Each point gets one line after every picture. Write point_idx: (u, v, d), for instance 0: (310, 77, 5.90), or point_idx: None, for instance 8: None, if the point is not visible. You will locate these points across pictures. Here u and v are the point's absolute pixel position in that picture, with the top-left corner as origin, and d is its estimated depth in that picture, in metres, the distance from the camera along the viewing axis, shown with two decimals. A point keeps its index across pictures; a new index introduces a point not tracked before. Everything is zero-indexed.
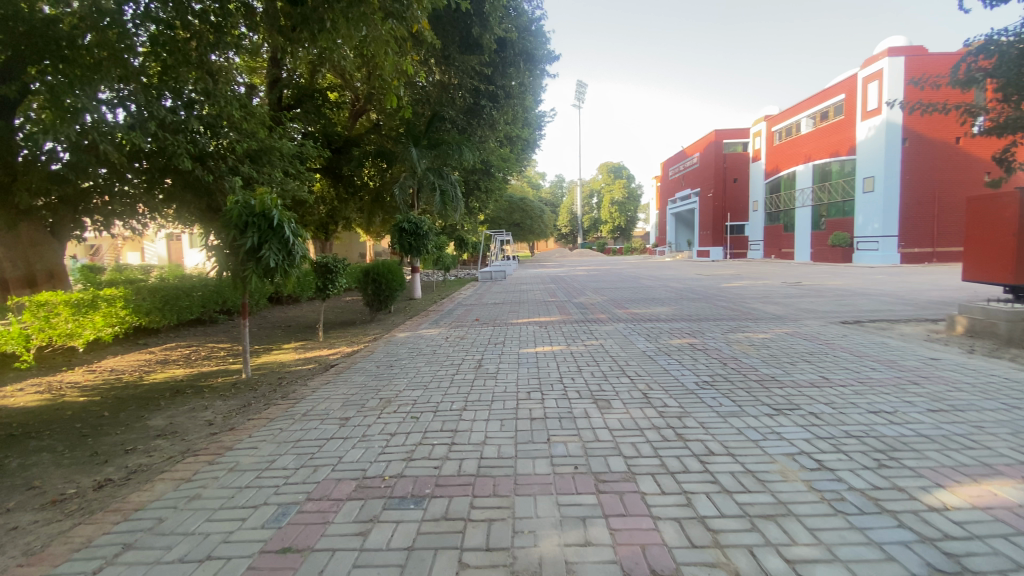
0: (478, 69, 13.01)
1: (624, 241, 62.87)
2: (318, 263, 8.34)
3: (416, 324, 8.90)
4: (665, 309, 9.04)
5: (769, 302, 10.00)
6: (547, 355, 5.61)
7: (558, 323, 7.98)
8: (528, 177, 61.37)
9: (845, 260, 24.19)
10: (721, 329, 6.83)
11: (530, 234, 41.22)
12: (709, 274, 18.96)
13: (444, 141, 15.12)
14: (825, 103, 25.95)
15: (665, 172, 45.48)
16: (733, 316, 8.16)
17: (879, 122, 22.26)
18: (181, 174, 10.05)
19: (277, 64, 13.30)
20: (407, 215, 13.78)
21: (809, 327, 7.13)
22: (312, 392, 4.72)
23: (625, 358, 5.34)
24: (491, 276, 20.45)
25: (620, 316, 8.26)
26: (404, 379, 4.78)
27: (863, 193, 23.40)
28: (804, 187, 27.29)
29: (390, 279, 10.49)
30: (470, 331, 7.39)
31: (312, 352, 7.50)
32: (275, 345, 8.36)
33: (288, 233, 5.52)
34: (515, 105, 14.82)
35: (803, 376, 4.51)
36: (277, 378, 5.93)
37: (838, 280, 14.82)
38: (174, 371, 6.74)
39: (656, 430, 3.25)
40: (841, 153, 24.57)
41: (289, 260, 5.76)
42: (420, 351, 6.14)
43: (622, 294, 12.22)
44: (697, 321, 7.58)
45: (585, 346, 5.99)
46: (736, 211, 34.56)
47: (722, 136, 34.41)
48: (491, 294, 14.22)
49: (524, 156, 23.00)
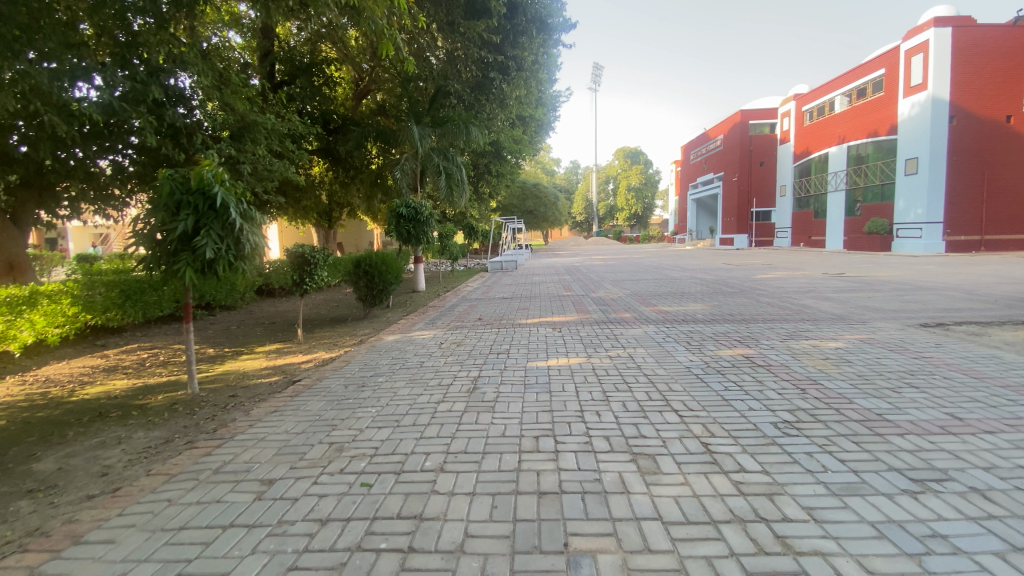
0: (485, 37, 11.68)
1: (640, 229, 61.05)
2: (292, 252, 7.07)
3: (411, 323, 7.70)
4: (700, 307, 7.74)
5: (820, 299, 8.54)
6: (559, 370, 4.36)
7: (574, 324, 6.69)
8: (543, 164, 59.89)
9: (883, 248, 22.46)
10: (777, 335, 5.53)
11: (544, 222, 39.93)
12: (739, 264, 17.55)
13: (449, 118, 13.81)
14: (863, 79, 24.03)
15: (686, 157, 43.50)
16: (785, 317, 6.79)
17: (924, 98, 20.40)
18: (156, 159, 8.98)
19: (268, 33, 12.14)
20: (405, 199, 12.51)
21: (886, 333, 5.75)
22: (247, 426, 3.54)
23: (665, 377, 4.08)
24: (501, 266, 19.20)
25: (649, 317, 6.94)
26: (372, 410, 3.59)
27: (904, 176, 21.57)
28: (838, 170, 25.48)
29: (384, 270, 9.33)
30: (469, 335, 6.13)
31: (283, 359, 6.28)
32: (247, 348, 7.24)
33: (234, 215, 4.34)
34: (527, 79, 13.43)
35: (920, 415, 3.22)
36: (227, 395, 4.76)
37: (887, 271, 13.30)
38: (115, 383, 5.64)
39: (740, 529, 2.02)
40: (881, 132, 22.72)
41: (235, 251, 4.53)
42: (403, 363, 4.93)
43: (646, 287, 10.92)
44: (743, 323, 6.28)
45: (611, 359, 4.72)
46: (762, 196, 32.75)
47: (747, 116, 32.57)
48: (500, 286, 12.97)
49: (538, 138, 21.60)
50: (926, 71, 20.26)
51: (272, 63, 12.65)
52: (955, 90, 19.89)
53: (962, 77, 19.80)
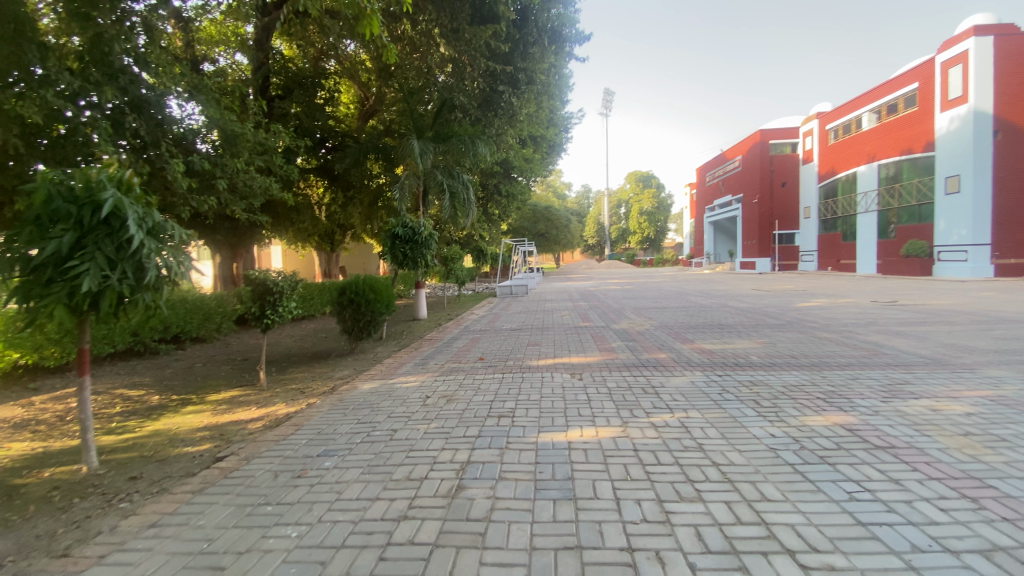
0: (492, 45, 10.59)
1: (653, 252, 59.53)
2: (251, 281, 5.78)
3: (397, 363, 6.38)
4: (750, 345, 6.34)
5: (893, 336, 7.06)
6: (580, 452, 3.04)
7: (597, 369, 5.29)
8: (554, 188, 59.11)
9: (923, 272, 20.80)
10: (874, 394, 4.12)
11: (556, 245, 38.72)
12: (771, 290, 16.03)
13: (453, 133, 12.67)
14: (892, 95, 22.88)
15: (702, 179, 42.22)
16: (865, 362, 5.36)
17: (965, 111, 19.11)
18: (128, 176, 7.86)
19: (261, 43, 11.20)
20: (401, 219, 11.35)
21: (1015, 387, 4.32)
22: (98, 560, 2.25)
23: (745, 471, 2.74)
24: (511, 292, 17.90)
25: (691, 361, 5.52)
26: (293, 534, 2.29)
27: (943, 195, 20.13)
28: (868, 190, 24.01)
29: (373, 299, 8.07)
30: (463, 385, 4.76)
31: (229, 414, 4.98)
32: (198, 394, 5.95)
33: (131, 229, 3.15)
34: (538, 92, 12.33)
35: None
36: (128, 479, 3.45)
37: (946, 299, 11.74)
38: (12, 448, 4.37)
39: None
40: (917, 149, 21.36)
41: (133, 279, 3.30)
42: (369, 433, 3.59)
43: (675, 317, 9.52)
44: (816, 372, 4.87)
45: (658, 432, 3.35)
46: (785, 218, 31.28)
47: (767, 136, 31.44)
48: (509, 315, 11.66)
49: (549, 158, 20.53)
50: (965, 83, 19.02)
51: (266, 75, 11.68)
52: (999, 102, 18.56)
53: (1005, 89, 18.49)
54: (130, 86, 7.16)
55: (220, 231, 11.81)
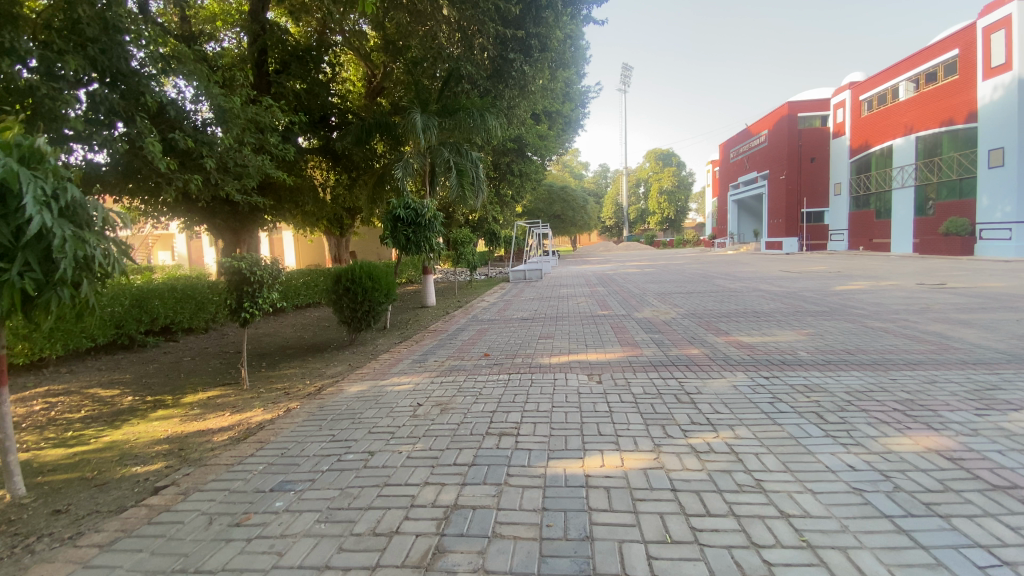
0: (501, 7, 9.63)
1: (673, 233, 58.10)
2: (225, 270, 5.14)
3: (393, 360, 5.70)
4: (794, 338, 5.52)
5: (956, 325, 6.15)
6: (601, 492, 2.33)
7: (620, 369, 4.56)
8: (570, 169, 57.80)
9: (964, 252, 19.44)
10: (968, 407, 3.31)
11: (572, 227, 37.88)
12: (803, 272, 15.03)
13: (461, 107, 11.81)
14: (930, 62, 21.31)
15: (725, 156, 40.63)
16: (937, 360, 4.49)
17: (1008, 80, 17.66)
18: (112, 158, 7.27)
19: (257, 15, 10.63)
20: (404, 200, 10.65)
21: None
22: None
23: (830, 531, 2.01)
24: (526, 276, 17.17)
25: (728, 359, 4.72)
26: None
27: (987, 169, 18.72)
28: (905, 165, 22.53)
29: (371, 286, 7.40)
30: (462, 390, 4.07)
31: (196, 423, 4.35)
32: (173, 396, 5.34)
33: (29, 211, 2.48)
34: (551, 61, 11.41)
35: None
36: (49, 513, 2.81)
37: (1002, 281, 10.64)
38: None
39: None
40: (957, 120, 19.85)
41: (41, 272, 2.69)
42: (341, 456, 2.92)
43: (704, 304, 8.68)
44: (883, 374, 4.07)
45: (701, 461, 2.61)
46: (813, 195, 29.81)
47: (796, 109, 29.85)
48: (521, 301, 10.95)
49: (566, 136, 19.60)
50: (1007, 50, 17.57)
51: (263, 48, 11.02)
52: None
53: None
54: (100, 55, 6.48)
55: (220, 214, 11.31)
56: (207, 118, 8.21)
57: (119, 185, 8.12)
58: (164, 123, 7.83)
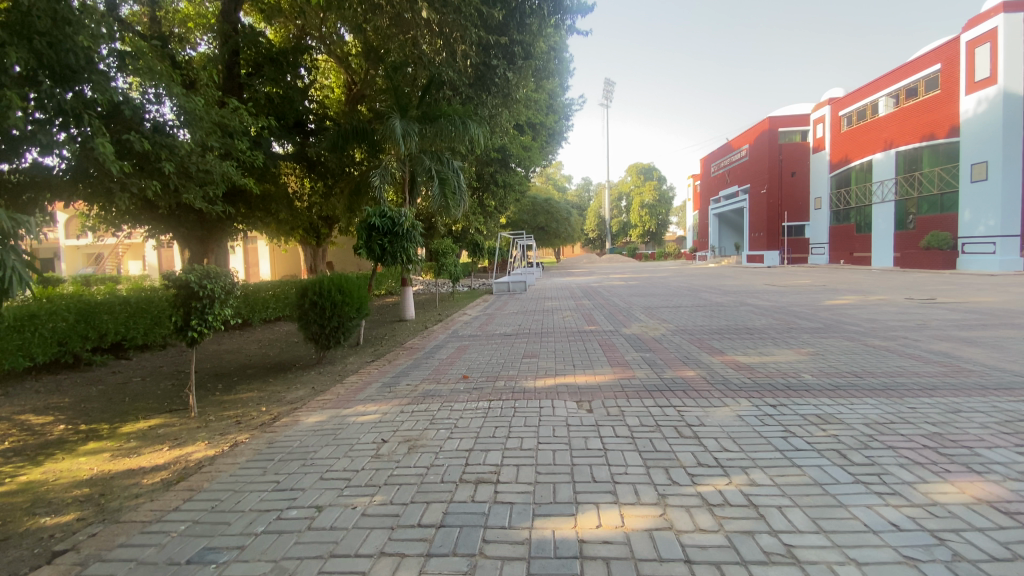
0: (484, 11, 9.22)
1: (655, 246, 58.31)
2: (175, 284, 4.58)
3: (363, 382, 5.18)
4: (795, 358, 5.14)
5: (960, 344, 5.85)
6: (599, 567, 1.87)
7: (612, 395, 4.12)
8: (554, 181, 57.77)
9: (946, 265, 19.56)
10: (1005, 442, 2.93)
11: (556, 239, 37.66)
12: (789, 286, 14.87)
13: (442, 113, 11.19)
14: (911, 78, 21.62)
15: (707, 170, 40.88)
16: (953, 384, 4.14)
17: (993, 93, 17.92)
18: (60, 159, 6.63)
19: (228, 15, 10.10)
20: (379, 208, 10.14)
21: None
22: None
23: None
24: (508, 288, 16.72)
25: (728, 383, 4.31)
26: None
27: (969, 183, 18.93)
28: (885, 179, 22.76)
29: (341, 300, 6.87)
30: (433, 423, 3.57)
31: (129, 459, 3.78)
32: (112, 425, 4.73)
33: None
34: (535, 69, 11.15)
35: None
36: None
37: (990, 296, 10.53)
38: None
39: None
40: (938, 134, 20.09)
41: None
42: (281, 513, 2.41)
43: (694, 319, 8.33)
44: (900, 401, 3.69)
45: (716, 519, 2.17)
46: (794, 209, 30.03)
47: (776, 124, 30.16)
48: (504, 315, 10.48)
49: (549, 148, 19.31)
50: (993, 63, 17.85)
51: (234, 50, 10.42)
52: None
53: None
54: (51, 48, 5.89)
55: (185, 222, 10.67)
56: (171, 120, 7.65)
57: (70, 191, 7.48)
58: (120, 123, 7.19)
